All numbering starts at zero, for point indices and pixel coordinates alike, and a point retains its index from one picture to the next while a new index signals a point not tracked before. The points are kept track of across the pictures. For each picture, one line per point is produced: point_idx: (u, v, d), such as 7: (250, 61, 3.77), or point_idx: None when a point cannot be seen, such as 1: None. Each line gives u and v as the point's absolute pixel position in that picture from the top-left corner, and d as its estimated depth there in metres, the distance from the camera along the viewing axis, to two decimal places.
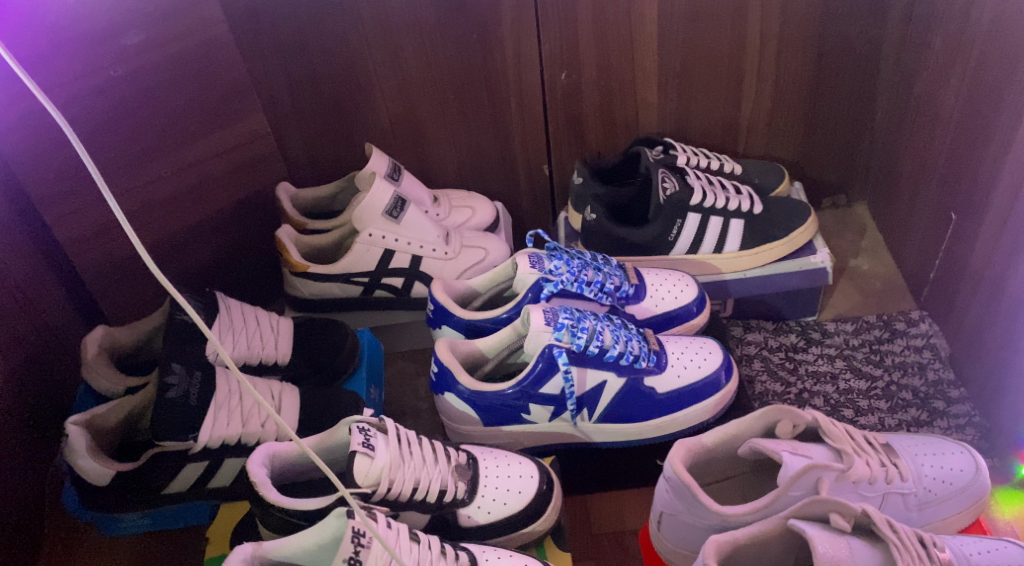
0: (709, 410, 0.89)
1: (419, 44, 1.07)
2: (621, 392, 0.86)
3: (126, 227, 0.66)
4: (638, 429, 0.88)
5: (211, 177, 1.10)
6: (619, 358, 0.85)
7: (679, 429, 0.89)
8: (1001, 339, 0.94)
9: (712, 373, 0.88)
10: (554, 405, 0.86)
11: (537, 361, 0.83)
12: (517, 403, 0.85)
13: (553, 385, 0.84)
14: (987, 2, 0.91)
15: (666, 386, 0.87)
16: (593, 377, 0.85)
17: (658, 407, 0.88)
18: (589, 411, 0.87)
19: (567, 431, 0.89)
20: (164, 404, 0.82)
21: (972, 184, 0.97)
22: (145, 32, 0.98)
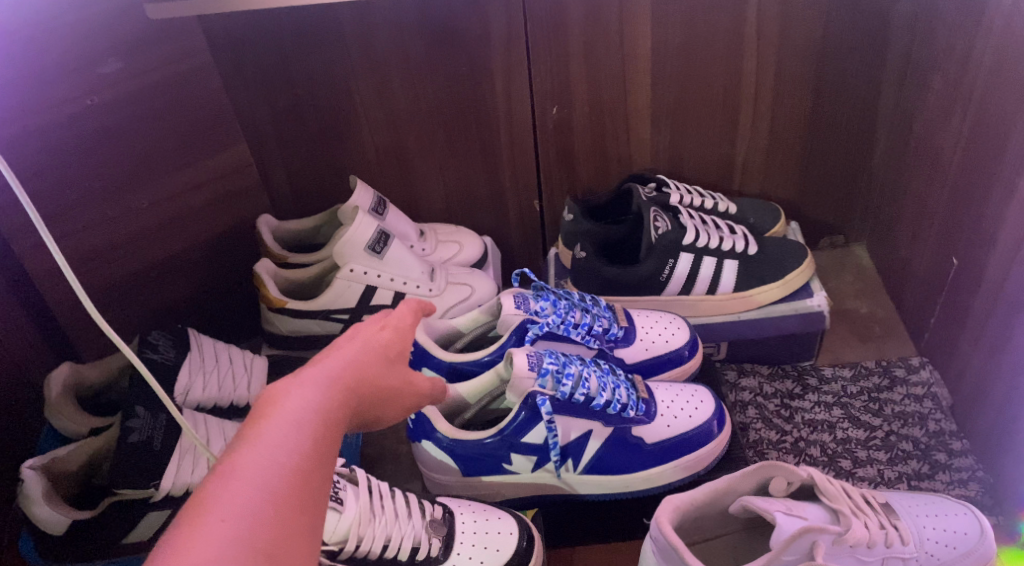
0: (701, 462, 0.85)
1: (407, 75, 1.05)
2: (607, 442, 0.82)
3: (66, 271, 0.67)
4: (625, 481, 0.84)
5: (190, 209, 1.06)
6: (605, 407, 0.81)
7: (669, 481, 0.84)
8: (1005, 392, 0.90)
9: (704, 423, 0.84)
10: (538, 455, 0.82)
11: (519, 408, 0.79)
12: (498, 452, 0.81)
13: (536, 434, 0.80)
14: (988, 43, 0.89)
15: (655, 436, 0.83)
16: (579, 426, 0.81)
17: (647, 458, 0.83)
18: (575, 462, 0.83)
19: (551, 482, 0.84)
20: (126, 449, 0.78)
21: (974, 230, 0.93)
22: (123, 60, 0.95)
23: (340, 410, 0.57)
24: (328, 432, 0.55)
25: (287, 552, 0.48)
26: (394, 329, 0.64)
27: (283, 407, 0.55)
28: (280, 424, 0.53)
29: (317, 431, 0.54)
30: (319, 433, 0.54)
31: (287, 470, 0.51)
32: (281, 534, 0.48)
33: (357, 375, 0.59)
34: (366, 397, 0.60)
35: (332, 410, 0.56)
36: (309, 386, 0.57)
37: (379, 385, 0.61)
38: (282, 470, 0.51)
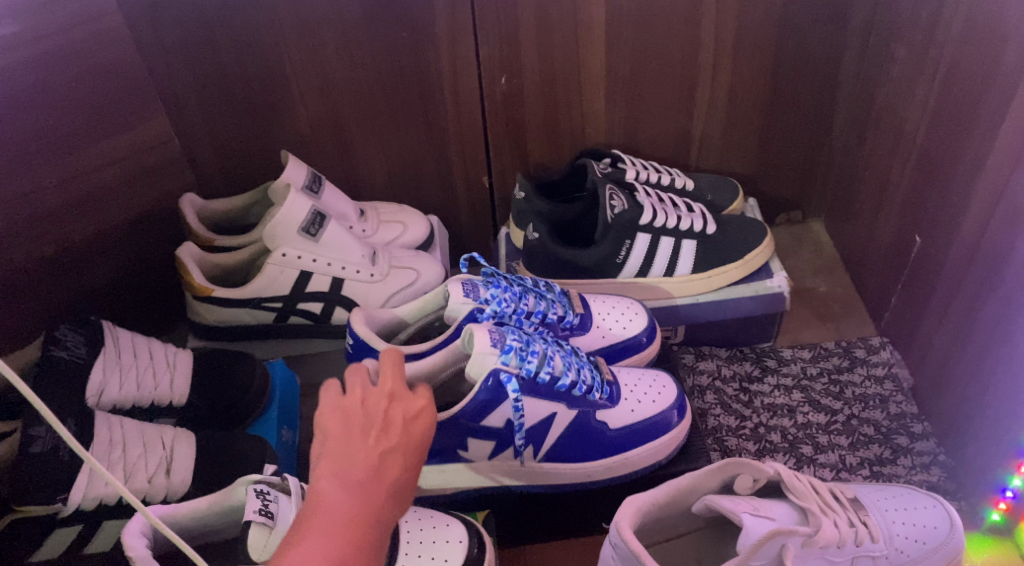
0: (666, 452, 0.80)
1: (342, 41, 0.96)
2: (569, 428, 0.77)
3: None
4: (587, 472, 0.79)
5: (105, 187, 0.97)
6: (570, 388, 0.75)
7: (632, 471, 0.80)
8: (970, 376, 0.87)
9: (667, 408, 0.80)
10: (497, 440, 0.76)
11: (479, 388, 0.72)
12: (455, 436, 0.75)
13: (498, 417, 0.74)
14: (957, 11, 0.84)
15: (618, 421, 0.79)
16: (542, 409, 0.75)
17: (611, 446, 0.79)
18: (535, 449, 0.78)
19: (508, 469, 0.79)
20: (25, 462, 0.70)
21: (938, 206, 0.90)
22: (19, 22, 0.85)
23: (382, 519, 0.58)
24: (369, 540, 0.57)
25: None
26: (427, 420, 0.62)
27: (324, 521, 0.56)
28: (318, 546, 0.55)
29: (355, 548, 0.56)
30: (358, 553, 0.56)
31: None
32: None
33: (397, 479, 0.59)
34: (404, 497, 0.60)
35: (370, 526, 0.57)
36: (350, 498, 0.57)
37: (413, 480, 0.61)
38: None
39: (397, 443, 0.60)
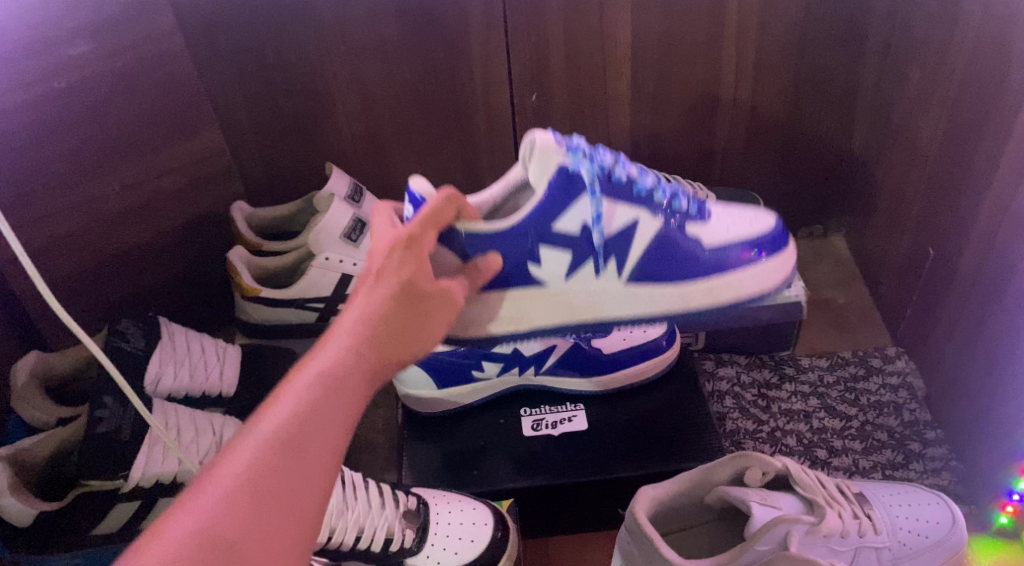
0: (781, 267, 0.75)
1: (383, 60, 1.03)
2: (651, 248, 0.72)
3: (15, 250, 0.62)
4: (683, 299, 0.74)
5: (163, 195, 1.04)
6: (651, 193, 0.72)
7: (743, 294, 0.74)
8: (979, 382, 0.90)
9: (773, 222, 0.76)
10: (573, 252, 0.72)
11: (548, 187, 0.69)
12: (526, 249, 0.71)
13: (571, 219, 0.71)
14: (967, 34, 0.88)
15: (712, 237, 0.73)
16: (622, 209, 0.71)
17: (704, 270, 0.73)
18: (618, 266, 0.73)
19: (593, 308, 0.74)
20: (93, 440, 0.77)
21: (950, 220, 0.94)
22: (92, 42, 0.93)
23: (356, 379, 0.57)
24: (346, 386, 0.56)
25: (288, 490, 0.51)
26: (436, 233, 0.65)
27: (313, 364, 0.56)
28: (310, 373, 0.55)
29: (347, 382, 0.56)
30: (336, 397, 0.55)
31: (313, 406, 0.54)
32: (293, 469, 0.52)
33: (381, 320, 0.59)
34: (401, 332, 0.60)
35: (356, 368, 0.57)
36: (338, 339, 0.57)
37: (417, 308, 0.61)
38: (305, 410, 0.54)
39: (412, 254, 0.62)
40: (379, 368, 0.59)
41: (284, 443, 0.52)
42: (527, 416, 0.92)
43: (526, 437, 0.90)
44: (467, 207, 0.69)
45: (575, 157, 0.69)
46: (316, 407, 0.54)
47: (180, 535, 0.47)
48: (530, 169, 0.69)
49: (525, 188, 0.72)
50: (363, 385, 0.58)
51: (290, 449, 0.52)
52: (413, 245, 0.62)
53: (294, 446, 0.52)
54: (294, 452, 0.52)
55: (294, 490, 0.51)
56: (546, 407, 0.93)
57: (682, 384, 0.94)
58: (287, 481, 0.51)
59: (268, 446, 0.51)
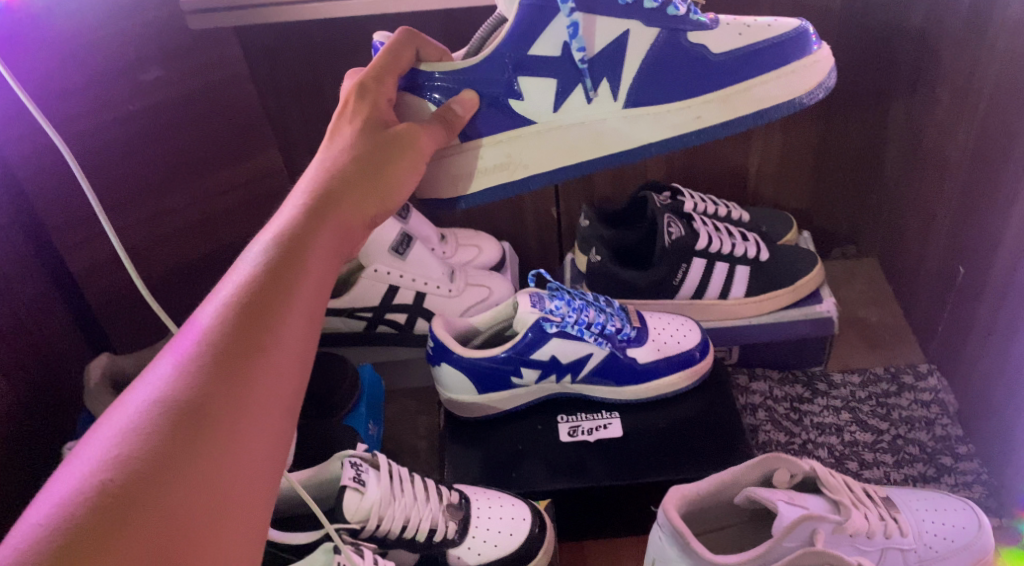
0: (807, 75, 0.77)
1: None
2: (656, 49, 0.78)
3: (106, 226, 0.66)
4: (678, 121, 0.79)
5: (223, 211, 1.12)
6: (638, 1, 0.77)
7: (769, 110, 0.78)
8: (1008, 396, 0.92)
9: (800, 26, 0.77)
10: (559, 77, 0.79)
11: (523, 8, 0.76)
12: (508, 81, 0.79)
13: (552, 43, 0.77)
14: (992, 58, 0.91)
15: (719, 45, 0.78)
16: (610, 27, 0.77)
17: (713, 79, 0.78)
18: (610, 86, 0.79)
19: (595, 136, 0.81)
20: None
21: (978, 238, 0.96)
22: (164, 69, 1.01)
23: (318, 225, 0.61)
24: (311, 232, 0.60)
25: (266, 312, 0.53)
26: (392, 82, 0.75)
27: (270, 228, 0.60)
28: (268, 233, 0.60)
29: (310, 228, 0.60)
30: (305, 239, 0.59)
31: (275, 249, 0.58)
32: (267, 296, 0.54)
33: (342, 173, 0.66)
34: (368, 180, 0.66)
35: (320, 213, 0.62)
36: (294, 202, 0.63)
37: (379, 163, 0.68)
38: (271, 253, 0.57)
39: (366, 103, 0.72)
40: (351, 217, 0.64)
41: (260, 285, 0.55)
42: (564, 423, 0.96)
43: (563, 443, 0.94)
44: (426, 48, 0.79)
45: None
46: (284, 252, 0.57)
47: (164, 376, 0.49)
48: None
49: (501, 23, 0.80)
50: (336, 231, 0.62)
51: (266, 290, 0.55)
52: (363, 117, 0.71)
53: (270, 287, 0.55)
54: (264, 287, 0.55)
55: (275, 325, 0.53)
56: (583, 414, 0.97)
57: (715, 394, 0.97)
58: (266, 313, 0.53)
59: (245, 290, 0.54)
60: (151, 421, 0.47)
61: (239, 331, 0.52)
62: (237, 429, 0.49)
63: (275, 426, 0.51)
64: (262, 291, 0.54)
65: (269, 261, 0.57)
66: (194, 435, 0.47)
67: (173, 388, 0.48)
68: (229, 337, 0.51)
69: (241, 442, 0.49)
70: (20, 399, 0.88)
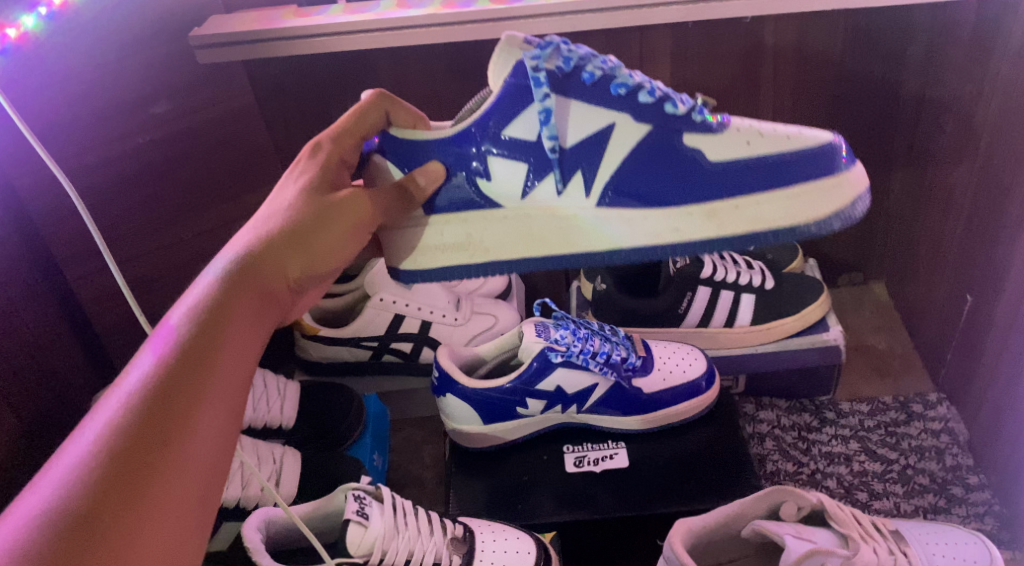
0: (818, 198, 0.70)
1: (437, 116, 1.10)
2: (643, 146, 0.72)
3: (116, 277, 0.73)
4: (658, 228, 0.72)
5: (230, 241, 1.12)
6: (631, 93, 0.72)
7: (768, 228, 0.71)
8: (1019, 426, 0.91)
9: (825, 142, 0.71)
10: (530, 163, 0.73)
11: (507, 83, 0.71)
12: (477, 158, 0.73)
13: (526, 128, 0.72)
14: (995, 87, 0.92)
15: (718, 153, 0.72)
16: (597, 115, 0.72)
17: (703, 188, 0.72)
18: (584, 179, 0.73)
19: (566, 229, 0.74)
20: None
21: (985, 266, 0.96)
22: (173, 102, 1.02)
23: (244, 291, 0.63)
24: (236, 300, 0.62)
25: (181, 387, 0.56)
26: (353, 142, 0.75)
27: (196, 290, 0.62)
28: (194, 295, 0.62)
29: (235, 295, 0.62)
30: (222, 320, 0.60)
31: (198, 317, 0.60)
32: (184, 369, 0.57)
33: (273, 242, 0.66)
34: (301, 249, 0.67)
35: (247, 279, 0.64)
36: (225, 265, 0.65)
37: (310, 232, 0.68)
38: (192, 322, 0.59)
39: (315, 161, 0.72)
40: (279, 282, 0.66)
41: (168, 377, 0.56)
42: (570, 453, 0.95)
43: (568, 473, 0.93)
44: (398, 112, 0.77)
45: (537, 54, 0.70)
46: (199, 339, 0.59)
47: (77, 462, 0.51)
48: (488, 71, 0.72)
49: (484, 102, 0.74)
50: (256, 304, 0.63)
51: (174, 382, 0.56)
52: (308, 174, 0.71)
53: (178, 379, 0.56)
54: (182, 359, 0.57)
55: (183, 414, 0.55)
56: (589, 444, 0.96)
57: (723, 424, 0.96)
58: (177, 399, 0.55)
59: (162, 364, 0.57)
60: (62, 503, 0.50)
61: (152, 407, 0.55)
62: (146, 510, 0.52)
63: (187, 497, 0.54)
64: (180, 365, 0.57)
65: (189, 331, 0.59)
66: (103, 519, 0.50)
67: (75, 485, 0.51)
68: (141, 414, 0.54)
69: (151, 515, 0.52)
70: (29, 430, 0.88)
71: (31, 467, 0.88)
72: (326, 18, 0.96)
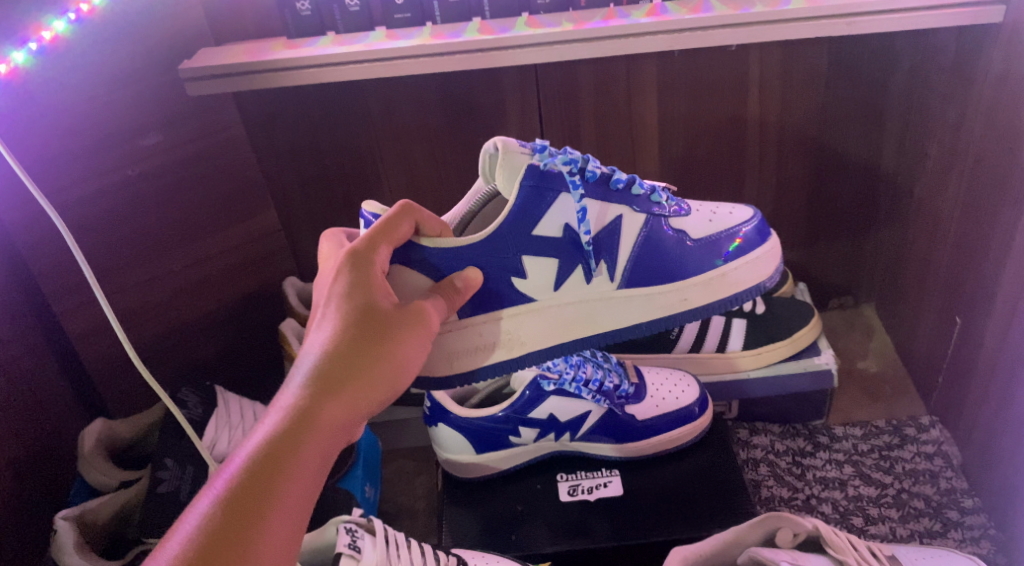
0: (768, 263, 0.82)
1: (427, 145, 1.11)
2: (646, 234, 0.80)
3: (114, 322, 0.78)
4: (666, 305, 0.81)
5: (221, 272, 1.12)
6: (628, 186, 0.79)
7: (740, 290, 0.81)
8: (1013, 448, 0.91)
9: (737, 223, 0.82)
10: (560, 257, 0.79)
11: (523, 188, 0.76)
12: (510, 259, 0.78)
13: (554, 223, 0.78)
14: (978, 112, 0.92)
15: (695, 231, 0.81)
16: (607, 209, 0.79)
17: (696, 263, 0.80)
18: (609, 263, 0.80)
19: (592, 313, 0.81)
20: (154, 500, 0.85)
21: (975, 288, 0.96)
22: (164, 134, 1.02)
23: (319, 412, 0.61)
24: (309, 421, 0.60)
25: (255, 508, 0.56)
26: (400, 234, 0.72)
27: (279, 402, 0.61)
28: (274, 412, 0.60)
29: (316, 418, 0.60)
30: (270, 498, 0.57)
31: (281, 437, 0.59)
32: (262, 492, 0.57)
33: (324, 382, 0.62)
34: (363, 362, 0.63)
35: (315, 404, 0.61)
36: (302, 377, 0.62)
37: (364, 362, 0.63)
38: (278, 442, 0.59)
39: (366, 265, 0.68)
40: (339, 404, 0.62)
41: (223, 517, 0.56)
42: (564, 481, 0.95)
43: (562, 502, 0.92)
44: (425, 220, 0.75)
45: (542, 157, 0.76)
46: (252, 516, 0.56)
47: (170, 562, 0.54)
48: (498, 175, 0.76)
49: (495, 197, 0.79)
50: (311, 433, 0.60)
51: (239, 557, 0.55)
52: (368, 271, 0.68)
53: (221, 548, 0.54)
54: (263, 479, 0.57)
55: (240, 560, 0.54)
56: (582, 472, 0.95)
57: (716, 449, 0.96)
58: (243, 514, 0.56)
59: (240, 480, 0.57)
60: None
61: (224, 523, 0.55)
62: None
63: None
64: (256, 483, 0.57)
65: (280, 450, 0.59)
66: None
67: None
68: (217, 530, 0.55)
69: None
70: (14, 467, 0.86)
71: (18, 504, 0.86)
72: (316, 49, 0.97)
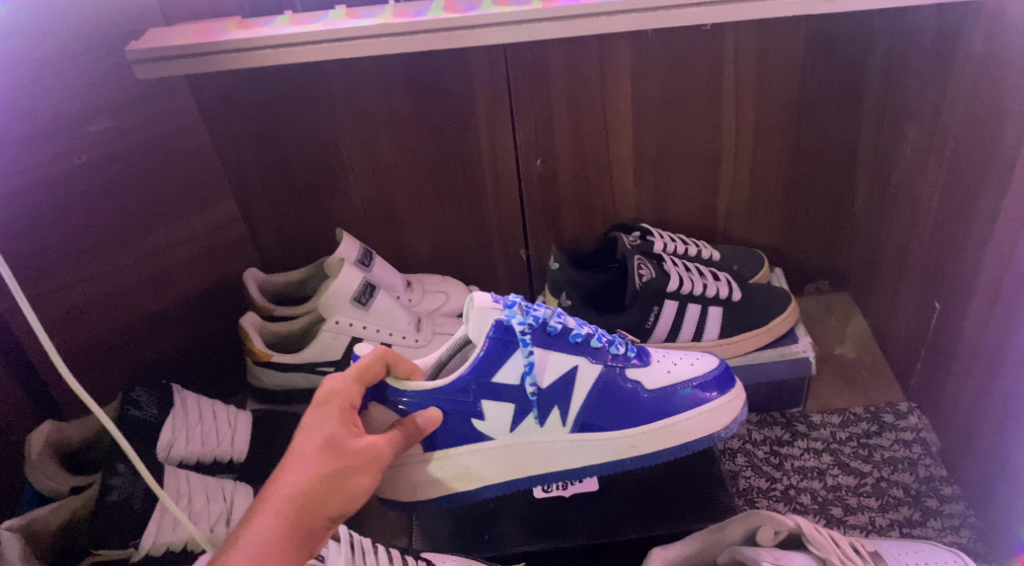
0: (728, 413, 0.87)
1: (392, 130, 1.07)
2: (601, 383, 0.85)
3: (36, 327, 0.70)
4: (626, 445, 0.86)
5: (179, 264, 1.07)
6: (586, 340, 0.84)
7: (689, 439, 0.86)
8: (992, 437, 0.90)
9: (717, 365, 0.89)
10: (514, 403, 0.84)
11: (488, 340, 0.81)
12: (470, 404, 0.83)
13: (510, 373, 0.82)
14: (959, 91, 0.90)
15: (654, 383, 0.86)
16: (563, 360, 0.84)
17: (648, 412, 0.86)
18: (561, 411, 0.85)
19: (545, 458, 0.86)
20: (106, 508, 0.81)
21: (954, 274, 0.94)
22: (113, 119, 0.97)
23: (312, 513, 0.65)
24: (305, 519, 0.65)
25: None
26: (377, 372, 0.79)
27: (272, 503, 0.64)
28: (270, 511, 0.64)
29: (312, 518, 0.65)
30: (270, 562, 0.60)
31: (286, 532, 0.63)
32: None
33: (316, 489, 0.66)
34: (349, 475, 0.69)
35: (313, 504, 0.65)
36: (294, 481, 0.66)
37: (341, 477, 0.68)
38: (281, 537, 0.63)
39: (351, 393, 0.75)
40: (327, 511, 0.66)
41: None
42: None
43: (536, 499, 0.89)
44: (399, 362, 0.81)
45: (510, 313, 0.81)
46: None
47: None
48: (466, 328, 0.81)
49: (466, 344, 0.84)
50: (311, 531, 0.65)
51: None
52: (350, 396, 0.75)
53: None
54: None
55: None
56: None
57: None
58: None
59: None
60: None
61: None
62: None
63: None
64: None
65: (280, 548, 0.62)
66: None
67: None
68: None
69: None
70: None
71: None
72: (273, 29, 0.92)
